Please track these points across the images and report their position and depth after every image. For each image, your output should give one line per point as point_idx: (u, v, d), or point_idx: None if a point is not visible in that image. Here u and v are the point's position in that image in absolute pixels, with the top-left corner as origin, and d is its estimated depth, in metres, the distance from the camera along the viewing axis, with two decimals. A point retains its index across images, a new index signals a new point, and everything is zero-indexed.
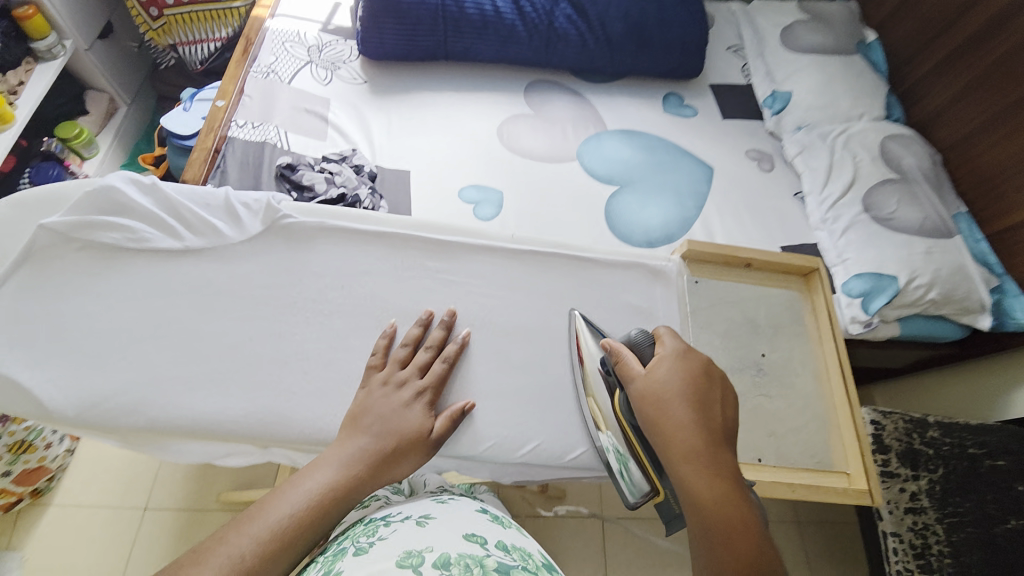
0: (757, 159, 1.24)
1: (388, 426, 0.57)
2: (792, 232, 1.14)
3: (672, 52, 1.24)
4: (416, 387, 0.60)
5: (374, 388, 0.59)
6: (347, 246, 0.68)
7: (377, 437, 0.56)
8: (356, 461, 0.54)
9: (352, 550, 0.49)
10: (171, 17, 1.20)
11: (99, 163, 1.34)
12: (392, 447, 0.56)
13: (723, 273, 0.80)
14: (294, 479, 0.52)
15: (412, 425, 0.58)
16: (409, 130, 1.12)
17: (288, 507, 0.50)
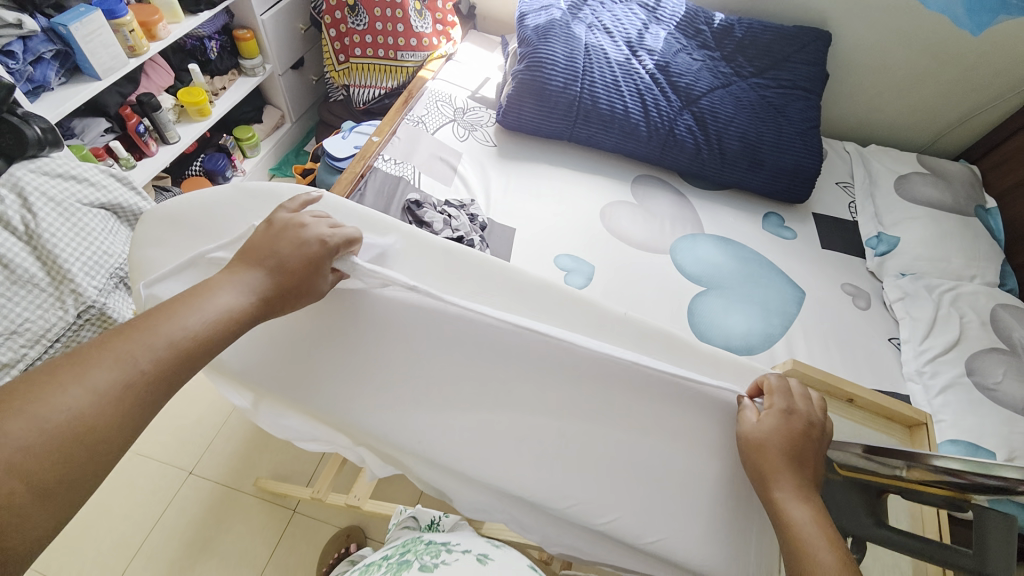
0: (851, 295, 1.21)
1: (280, 258, 0.54)
2: (882, 376, 1.08)
3: (781, 176, 1.28)
4: (315, 232, 0.57)
5: (272, 228, 0.57)
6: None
7: (271, 268, 0.54)
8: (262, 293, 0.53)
9: (415, 565, 0.54)
10: (354, 65, 1.48)
11: (257, 162, 1.58)
12: (287, 281, 0.54)
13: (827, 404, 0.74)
14: (198, 296, 0.49)
15: (307, 262, 0.55)
16: (521, 193, 1.24)
17: (202, 323, 0.48)
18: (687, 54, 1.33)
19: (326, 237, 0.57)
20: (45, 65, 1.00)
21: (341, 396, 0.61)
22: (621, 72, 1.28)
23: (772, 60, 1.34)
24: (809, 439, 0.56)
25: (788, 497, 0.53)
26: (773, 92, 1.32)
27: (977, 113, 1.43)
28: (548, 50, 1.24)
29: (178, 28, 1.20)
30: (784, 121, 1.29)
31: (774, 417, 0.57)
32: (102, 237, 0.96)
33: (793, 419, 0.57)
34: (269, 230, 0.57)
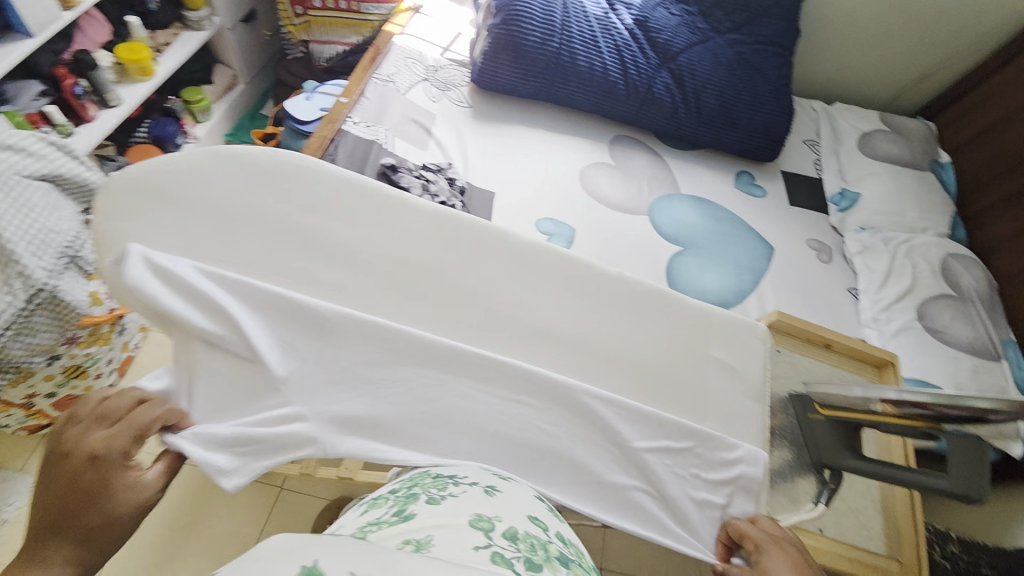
0: (815, 250, 1.26)
1: (59, 507, 0.47)
2: (843, 325, 1.16)
3: (754, 134, 1.30)
4: (90, 446, 0.49)
5: (50, 482, 0.48)
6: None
7: (76, 532, 0.47)
8: (64, 560, 0.46)
9: (424, 498, 0.47)
10: (312, 18, 1.37)
11: (210, 128, 1.46)
12: (82, 526, 0.47)
13: (804, 348, 0.81)
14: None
15: (97, 489, 0.48)
16: (499, 156, 1.21)
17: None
18: (665, 8, 1.31)
19: (104, 446, 0.50)
20: None
21: (334, 369, 0.60)
22: (599, 27, 1.24)
23: (747, 16, 1.33)
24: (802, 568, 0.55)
25: None
26: (748, 48, 1.32)
27: (934, 71, 1.49)
28: (525, 3, 1.18)
29: None
30: (760, 79, 1.30)
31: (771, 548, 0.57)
32: (46, 212, 0.87)
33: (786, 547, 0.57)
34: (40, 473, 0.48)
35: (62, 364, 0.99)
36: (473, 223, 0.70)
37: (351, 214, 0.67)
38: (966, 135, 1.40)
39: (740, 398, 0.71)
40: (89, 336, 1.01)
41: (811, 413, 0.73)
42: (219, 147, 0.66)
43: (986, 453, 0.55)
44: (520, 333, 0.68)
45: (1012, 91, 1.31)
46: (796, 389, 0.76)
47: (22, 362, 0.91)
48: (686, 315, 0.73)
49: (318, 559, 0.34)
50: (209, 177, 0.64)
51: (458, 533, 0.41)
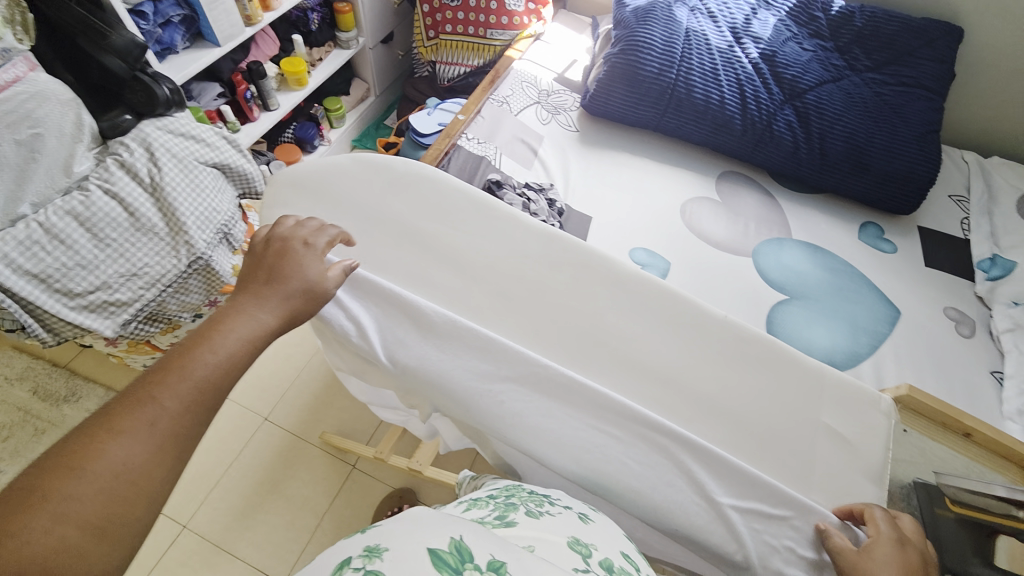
0: (954, 320, 1.10)
1: (272, 267, 0.58)
2: (984, 413, 0.98)
3: (888, 183, 1.17)
4: (300, 234, 0.61)
5: (271, 248, 0.60)
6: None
7: (282, 289, 0.57)
8: (270, 307, 0.55)
9: (523, 509, 0.48)
10: (442, 42, 1.49)
11: (342, 133, 1.64)
12: (287, 285, 0.57)
13: (933, 433, 0.71)
14: (212, 327, 0.52)
15: (300, 261, 0.59)
16: (601, 182, 1.21)
17: (222, 345, 0.50)
18: (797, 43, 1.24)
19: (310, 237, 0.62)
20: (173, 29, 1.10)
21: (427, 368, 0.64)
22: (721, 60, 1.21)
23: (894, 55, 1.22)
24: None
25: None
26: (891, 90, 1.20)
27: None
28: (646, 34, 1.19)
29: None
30: (901, 123, 1.17)
31: (885, 545, 0.54)
32: (212, 194, 1.03)
33: (908, 550, 0.54)
34: (265, 244, 0.61)
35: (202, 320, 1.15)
36: (579, 248, 0.72)
37: (463, 226, 0.73)
38: None
39: (847, 474, 0.63)
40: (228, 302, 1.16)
41: (940, 509, 0.63)
42: (366, 155, 0.77)
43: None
44: (605, 360, 0.67)
45: None
46: (916, 479, 0.67)
47: (174, 315, 1.07)
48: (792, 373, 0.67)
49: (462, 535, 0.37)
50: (348, 183, 0.75)
51: (558, 550, 0.41)
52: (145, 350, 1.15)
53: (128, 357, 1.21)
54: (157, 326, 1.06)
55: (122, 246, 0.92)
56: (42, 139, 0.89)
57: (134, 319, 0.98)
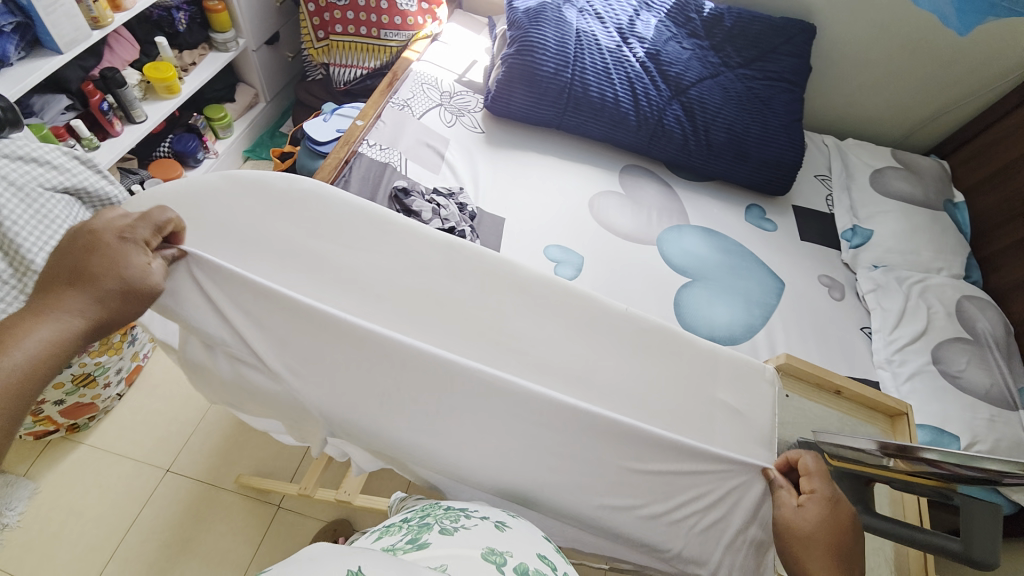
0: (827, 286, 1.25)
1: (79, 263, 0.56)
2: (855, 365, 1.13)
3: (764, 169, 1.30)
4: (114, 228, 0.58)
5: (80, 243, 0.57)
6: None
7: (94, 293, 0.56)
8: (80, 309, 0.56)
9: (436, 529, 0.48)
10: (333, 43, 1.41)
11: (231, 144, 1.50)
12: (97, 287, 0.56)
13: (811, 394, 0.79)
14: (12, 332, 0.53)
15: (114, 257, 0.57)
16: (511, 182, 1.22)
17: (22, 351, 0.52)
18: (677, 42, 1.33)
19: (126, 231, 0.59)
20: (5, 37, 0.92)
21: None
22: (612, 60, 1.26)
23: (759, 52, 1.35)
24: (844, 524, 0.60)
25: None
26: (759, 84, 1.33)
27: (948, 111, 1.47)
28: (539, 35, 1.21)
29: None
30: (771, 114, 1.31)
31: (818, 501, 0.62)
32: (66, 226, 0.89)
33: (838, 506, 0.61)
34: (76, 237, 0.58)
35: (72, 372, 1.00)
36: (485, 255, 0.72)
37: (361, 242, 0.69)
38: (981, 175, 1.37)
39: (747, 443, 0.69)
40: (100, 345, 1.02)
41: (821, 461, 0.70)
42: (236, 173, 0.70)
43: (998, 519, 0.57)
44: (520, 365, 0.66)
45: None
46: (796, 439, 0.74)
47: None
48: (692, 355, 0.72)
49: (360, 566, 0.37)
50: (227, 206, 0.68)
51: (472, 564, 0.42)
52: None
53: None
54: None
55: None
56: None
57: None
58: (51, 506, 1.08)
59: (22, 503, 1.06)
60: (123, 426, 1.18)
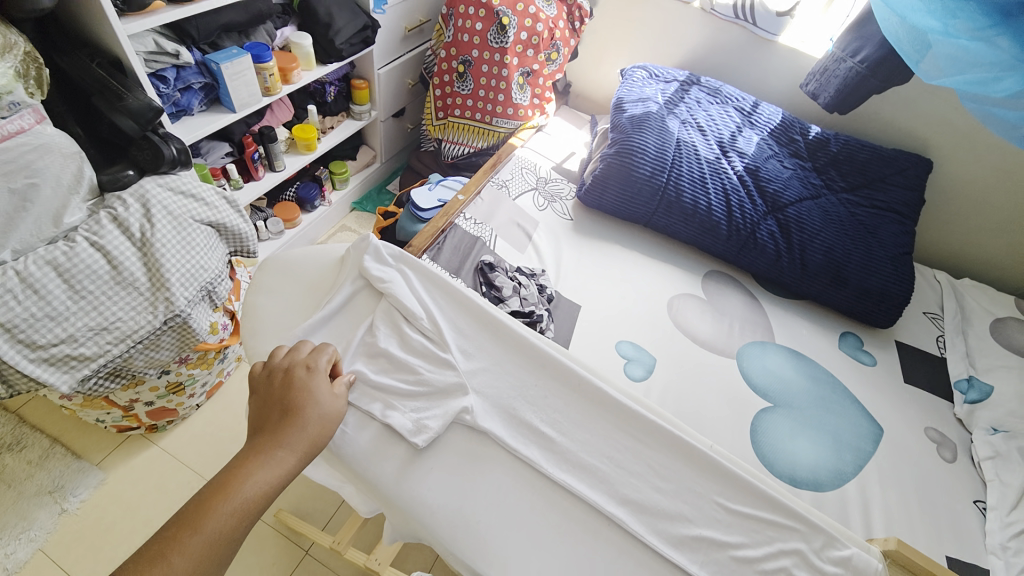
0: (934, 442, 1.10)
1: (280, 407, 0.61)
2: (967, 548, 0.95)
3: (865, 298, 1.22)
4: (302, 362, 0.65)
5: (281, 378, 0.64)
6: (526, 369, 0.73)
7: (301, 425, 0.60)
8: (286, 447, 0.58)
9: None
10: (450, 123, 1.57)
11: (343, 196, 1.67)
12: (299, 419, 0.60)
13: None
14: (236, 475, 0.55)
15: (311, 389, 0.62)
16: (591, 270, 1.24)
17: (252, 488, 0.55)
18: (778, 160, 1.32)
19: (312, 362, 0.66)
20: (192, 93, 1.12)
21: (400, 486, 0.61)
22: (709, 170, 1.28)
23: (867, 179, 1.31)
24: None
25: None
26: (864, 211, 1.28)
27: None
28: (640, 140, 1.27)
29: (309, 75, 1.32)
30: (876, 243, 1.24)
31: None
32: (202, 252, 1.01)
33: None
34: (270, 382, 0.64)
35: (167, 378, 1.10)
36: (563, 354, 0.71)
37: (466, 334, 0.76)
38: None
39: None
40: (197, 358, 1.13)
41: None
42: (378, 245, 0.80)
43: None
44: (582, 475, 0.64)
45: None
46: None
47: (139, 371, 1.01)
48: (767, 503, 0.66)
49: None
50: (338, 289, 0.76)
51: None
52: (99, 404, 1.07)
53: (78, 411, 1.11)
54: (118, 382, 1.01)
55: (97, 298, 0.89)
56: (37, 189, 0.86)
57: (96, 374, 0.93)
58: (111, 499, 1.14)
59: (87, 491, 1.14)
60: (191, 435, 1.26)
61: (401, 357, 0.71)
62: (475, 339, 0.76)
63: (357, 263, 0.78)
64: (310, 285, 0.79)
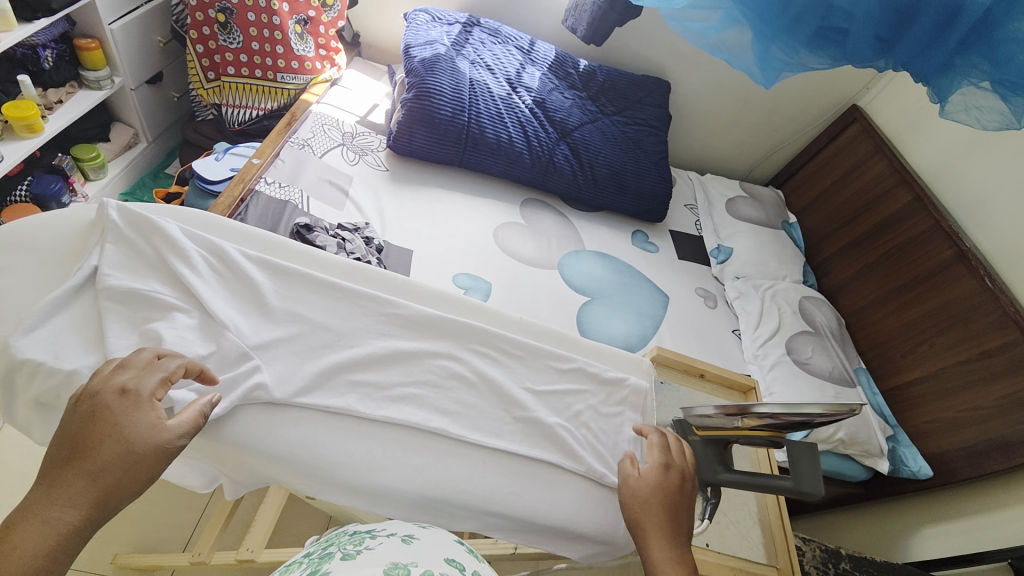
0: (703, 296, 1.45)
1: (82, 439, 0.47)
2: (730, 362, 1.32)
3: (643, 199, 1.50)
4: (116, 382, 0.49)
5: (83, 400, 0.48)
6: (333, 303, 0.65)
7: (105, 462, 0.46)
8: (70, 500, 0.45)
9: (340, 555, 0.44)
10: (225, 84, 1.37)
11: (103, 186, 1.36)
12: (93, 462, 0.46)
13: (681, 379, 0.84)
14: (4, 537, 0.43)
15: (123, 421, 0.48)
16: (417, 215, 1.27)
17: (14, 563, 0.42)
18: (560, 92, 1.50)
19: (132, 383, 0.49)
20: None
21: (245, 432, 0.56)
22: (503, 106, 1.38)
23: (629, 102, 1.57)
24: (676, 490, 0.60)
25: (658, 550, 0.56)
26: (631, 128, 1.55)
27: (780, 149, 1.81)
28: (436, 83, 1.30)
29: (10, 35, 1.01)
30: (642, 153, 1.52)
31: (651, 468, 0.61)
32: None
33: (669, 471, 0.61)
34: (76, 408, 0.49)
35: None
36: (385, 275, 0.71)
37: (295, 297, 0.64)
38: (807, 199, 1.69)
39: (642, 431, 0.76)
40: None
41: (689, 435, 0.71)
42: (130, 203, 0.62)
43: (814, 449, 0.59)
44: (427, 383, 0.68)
45: (842, 160, 1.59)
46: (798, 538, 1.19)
47: None
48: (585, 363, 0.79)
49: None
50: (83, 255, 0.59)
51: None
52: None
53: None
54: None
55: None
56: None
57: None
58: None
59: None
60: None
61: (210, 317, 0.58)
62: (299, 300, 0.64)
63: (102, 223, 0.60)
64: (53, 254, 0.60)
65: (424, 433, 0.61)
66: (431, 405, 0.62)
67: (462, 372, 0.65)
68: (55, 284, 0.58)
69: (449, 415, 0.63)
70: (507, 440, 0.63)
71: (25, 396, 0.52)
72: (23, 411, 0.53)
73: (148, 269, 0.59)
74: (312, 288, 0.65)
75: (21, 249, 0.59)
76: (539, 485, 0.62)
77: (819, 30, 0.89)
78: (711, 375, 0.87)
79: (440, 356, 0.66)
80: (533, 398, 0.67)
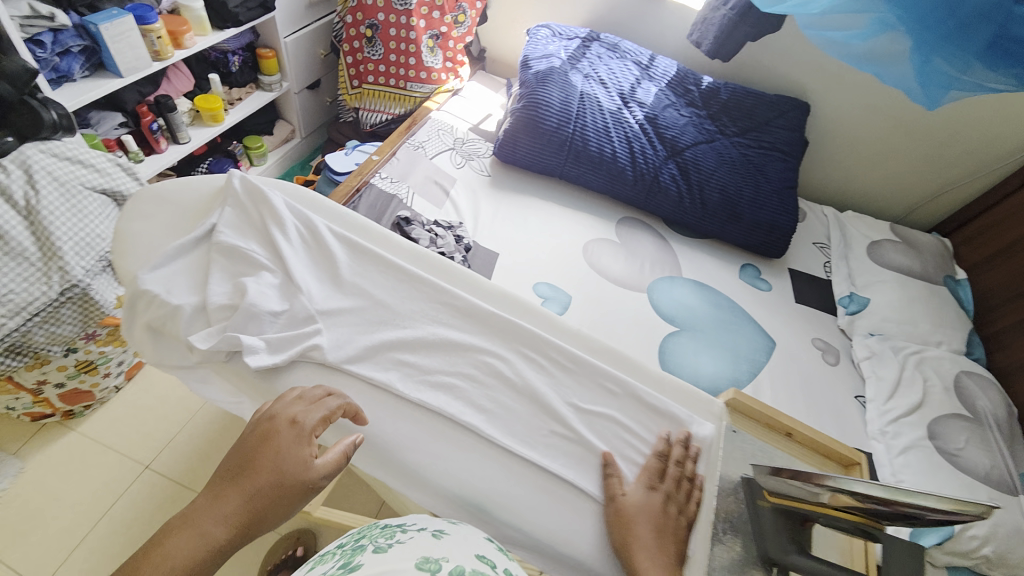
0: (821, 350, 1.23)
1: (248, 459, 0.51)
2: (844, 430, 1.10)
3: (758, 230, 1.34)
4: (289, 411, 0.54)
5: (259, 423, 0.54)
6: (392, 282, 0.69)
7: (262, 486, 0.50)
8: (223, 516, 0.48)
9: (370, 548, 0.46)
10: (365, 90, 1.55)
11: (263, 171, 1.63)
12: (251, 485, 0.50)
13: (765, 435, 0.72)
14: (157, 547, 0.46)
15: (285, 450, 0.52)
16: (509, 220, 1.29)
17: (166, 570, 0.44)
18: (675, 109, 1.42)
19: (302, 415, 0.54)
20: (71, 57, 1.08)
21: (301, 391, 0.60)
22: (612, 120, 1.35)
23: (755, 123, 1.43)
24: (668, 518, 0.56)
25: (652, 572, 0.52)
26: (754, 152, 1.40)
27: (952, 189, 1.49)
28: (546, 94, 1.32)
29: (203, 40, 1.28)
30: (763, 179, 1.36)
31: (638, 488, 0.58)
32: (96, 219, 0.97)
33: (655, 492, 0.58)
34: (252, 427, 0.55)
35: (76, 357, 1.09)
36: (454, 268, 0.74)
37: (366, 277, 0.69)
38: (982, 254, 1.36)
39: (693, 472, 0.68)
40: (106, 335, 1.11)
41: (757, 499, 0.62)
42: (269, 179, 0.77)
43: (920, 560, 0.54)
44: None
45: None
46: None
47: (42, 348, 0.99)
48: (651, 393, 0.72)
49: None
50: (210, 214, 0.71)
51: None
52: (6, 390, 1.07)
53: None
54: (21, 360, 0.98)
55: None
56: None
57: None
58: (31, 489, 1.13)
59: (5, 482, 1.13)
60: (115, 417, 1.26)
61: (289, 281, 0.65)
62: (371, 281, 0.69)
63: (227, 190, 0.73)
64: (189, 210, 0.73)
65: (448, 420, 0.60)
66: (464, 397, 0.62)
67: (500, 370, 0.64)
68: (183, 233, 0.70)
69: (482, 411, 0.62)
70: (542, 455, 0.60)
71: (142, 317, 0.63)
72: (141, 333, 0.64)
73: (252, 233, 0.69)
74: (379, 267, 0.70)
75: (167, 202, 0.73)
76: (569, 511, 0.57)
77: (995, 41, 0.71)
78: (801, 438, 0.74)
79: (483, 351, 0.66)
80: (576, 415, 0.63)
